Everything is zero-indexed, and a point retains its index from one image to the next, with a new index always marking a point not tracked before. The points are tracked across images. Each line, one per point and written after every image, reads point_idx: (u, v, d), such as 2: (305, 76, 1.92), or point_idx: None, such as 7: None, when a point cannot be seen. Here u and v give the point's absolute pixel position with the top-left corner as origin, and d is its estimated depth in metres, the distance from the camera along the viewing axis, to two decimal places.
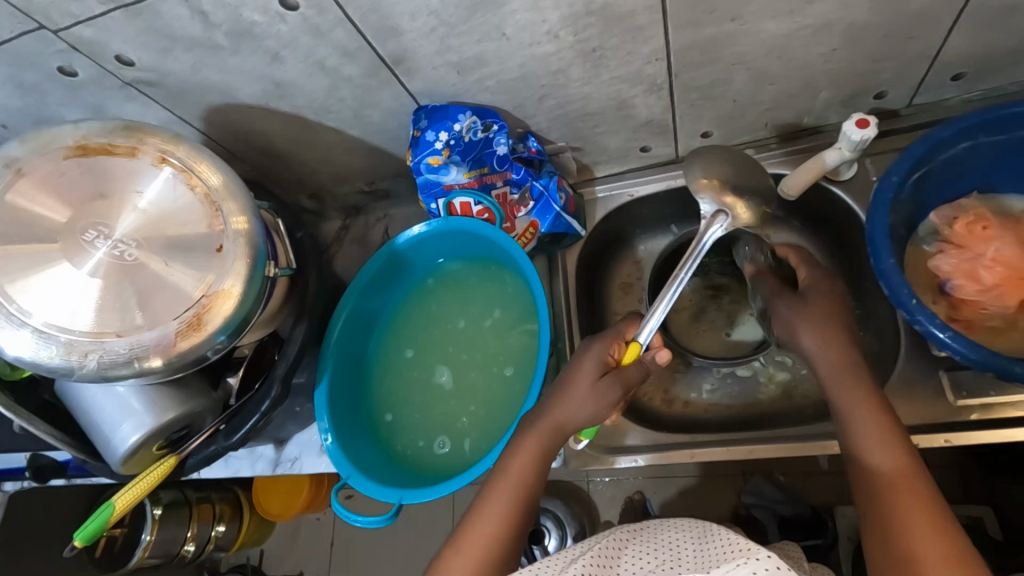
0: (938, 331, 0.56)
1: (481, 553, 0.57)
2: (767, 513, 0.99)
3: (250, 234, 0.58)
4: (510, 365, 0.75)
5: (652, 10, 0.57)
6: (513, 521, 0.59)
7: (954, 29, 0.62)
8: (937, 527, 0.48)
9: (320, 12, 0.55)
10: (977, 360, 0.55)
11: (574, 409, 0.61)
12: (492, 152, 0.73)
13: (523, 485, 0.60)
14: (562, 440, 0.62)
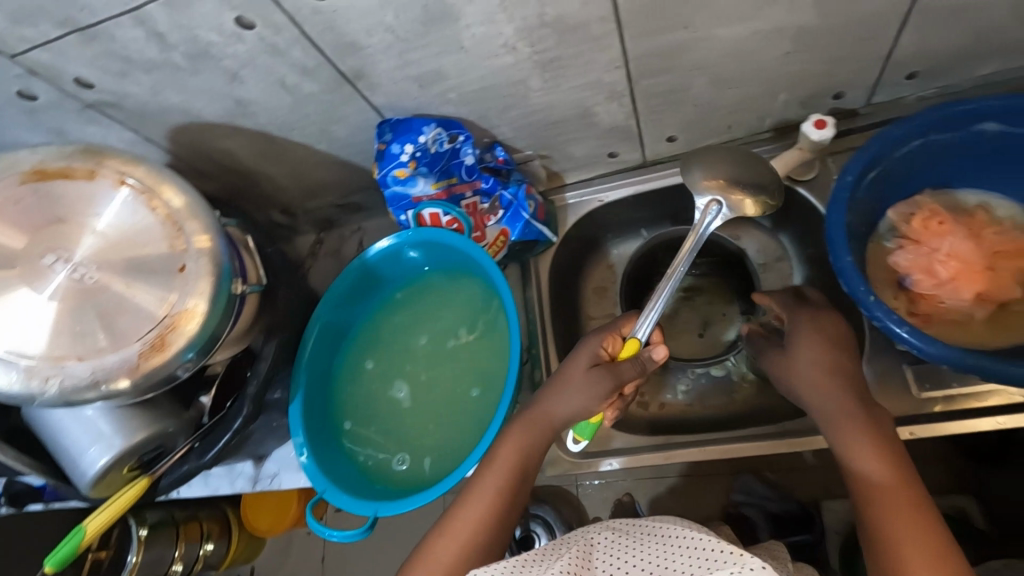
0: (896, 326, 0.57)
1: (463, 539, 0.58)
2: (757, 511, 0.98)
3: (213, 252, 0.58)
4: (475, 387, 0.75)
5: (605, 20, 0.58)
6: (498, 510, 0.59)
7: (902, 31, 0.64)
8: (923, 529, 0.48)
9: (276, 31, 0.56)
10: (938, 353, 0.56)
11: (564, 400, 0.62)
12: (459, 163, 0.74)
13: (504, 480, 0.60)
14: (549, 435, 0.63)
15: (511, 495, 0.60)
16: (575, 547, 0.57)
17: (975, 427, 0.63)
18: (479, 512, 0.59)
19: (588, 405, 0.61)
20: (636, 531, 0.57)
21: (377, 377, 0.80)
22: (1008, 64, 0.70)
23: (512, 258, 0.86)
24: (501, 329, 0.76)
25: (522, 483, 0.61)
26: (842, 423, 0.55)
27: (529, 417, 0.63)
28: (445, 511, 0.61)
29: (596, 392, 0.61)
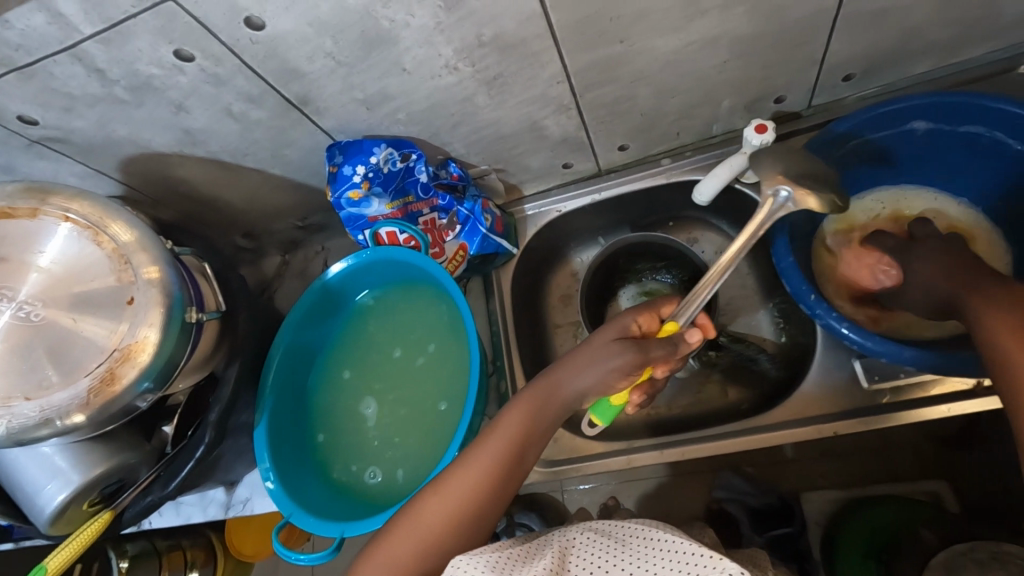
0: (837, 324, 0.59)
1: (458, 499, 0.53)
2: (738, 506, 1.00)
3: (163, 283, 0.58)
4: (443, 400, 0.75)
5: (542, 38, 0.59)
6: (495, 479, 0.55)
7: (833, 36, 0.66)
8: None
9: (216, 62, 0.57)
10: (869, 347, 0.58)
11: (580, 374, 0.59)
12: (414, 180, 0.75)
13: (505, 456, 0.56)
14: (555, 408, 0.59)
15: (510, 473, 0.56)
16: (554, 546, 0.54)
17: (926, 415, 0.65)
18: (475, 480, 0.54)
19: (604, 378, 0.58)
20: (613, 535, 0.54)
21: (342, 397, 0.81)
22: (939, 61, 0.73)
23: (474, 271, 0.87)
24: (460, 344, 0.76)
25: (520, 466, 0.57)
26: (999, 339, 0.47)
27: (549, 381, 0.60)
28: (441, 472, 0.56)
29: (613, 365, 0.58)
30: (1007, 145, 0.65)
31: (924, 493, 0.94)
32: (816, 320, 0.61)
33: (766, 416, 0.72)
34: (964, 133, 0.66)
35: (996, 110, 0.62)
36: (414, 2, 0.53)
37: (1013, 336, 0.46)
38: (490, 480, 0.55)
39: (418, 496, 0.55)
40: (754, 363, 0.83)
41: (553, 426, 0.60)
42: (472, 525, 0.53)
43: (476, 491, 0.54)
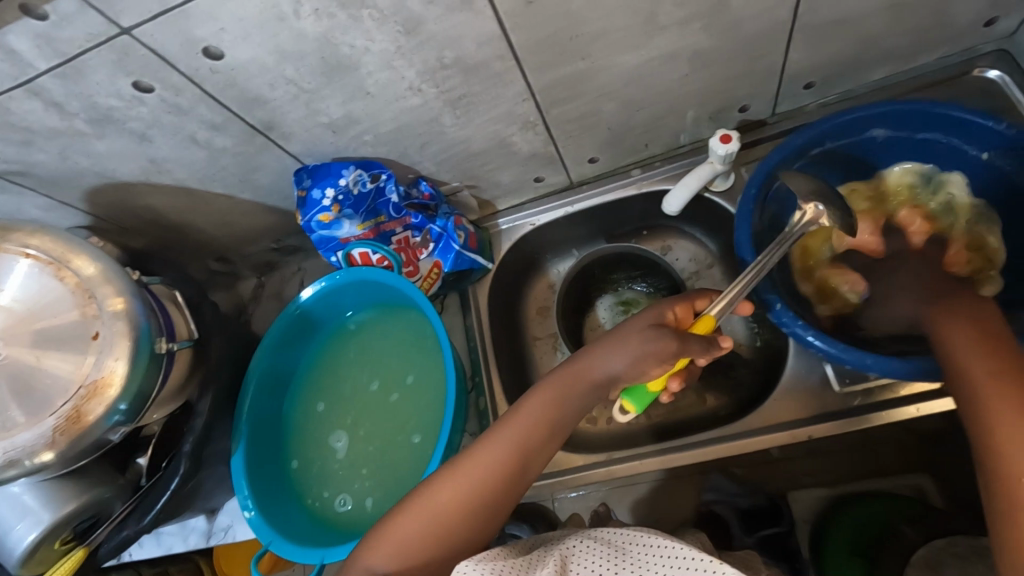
0: (803, 332, 0.61)
1: (472, 481, 0.55)
2: (728, 508, 0.98)
3: (129, 314, 0.58)
4: (416, 432, 0.75)
5: (504, 58, 0.60)
6: (510, 463, 0.56)
7: (792, 47, 0.67)
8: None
9: (177, 92, 0.56)
10: (834, 354, 0.59)
11: (613, 361, 0.58)
12: (385, 201, 0.75)
13: (518, 445, 0.56)
14: (583, 393, 0.59)
15: (523, 463, 0.56)
16: (552, 553, 0.54)
17: (896, 417, 0.66)
18: (486, 468, 0.55)
19: (635, 364, 0.57)
20: (612, 542, 0.55)
21: (317, 423, 0.80)
22: (896, 67, 0.74)
23: (449, 288, 0.87)
24: (437, 372, 0.76)
25: (535, 456, 0.57)
26: (968, 360, 0.49)
27: (580, 367, 0.59)
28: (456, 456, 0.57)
29: (647, 350, 0.56)
30: (964, 151, 0.66)
31: (908, 488, 0.98)
32: (781, 326, 0.62)
33: (743, 422, 0.72)
34: (922, 140, 0.68)
35: (948, 117, 0.64)
36: (373, 27, 0.53)
37: (980, 360, 0.48)
38: (501, 468, 0.55)
39: (430, 478, 0.56)
40: (730, 369, 0.83)
41: (580, 412, 0.59)
42: (479, 513, 0.54)
43: (485, 479, 0.55)
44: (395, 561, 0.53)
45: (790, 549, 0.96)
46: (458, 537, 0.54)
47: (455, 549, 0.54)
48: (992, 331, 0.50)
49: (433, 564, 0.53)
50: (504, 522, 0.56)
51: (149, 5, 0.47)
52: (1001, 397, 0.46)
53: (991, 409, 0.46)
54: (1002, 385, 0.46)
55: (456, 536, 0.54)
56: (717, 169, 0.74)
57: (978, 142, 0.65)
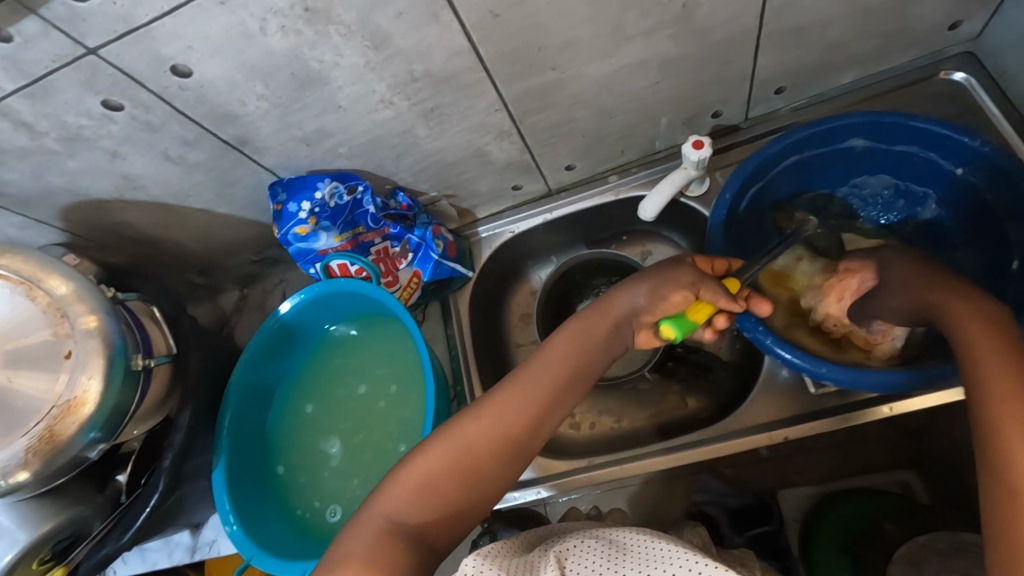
0: (775, 345, 0.62)
1: (498, 420, 0.55)
2: (718, 508, 0.97)
3: (103, 331, 0.58)
4: (401, 443, 0.75)
5: (474, 70, 0.60)
6: (536, 403, 0.56)
7: (760, 54, 0.68)
8: None
9: (146, 109, 0.57)
10: (795, 362, 0.61)
11: (640, 295, 0.61)
12: (363, 212, 0.76)
13: (543, 390, 0.57)
14: (608, 332, 0.61)
15: (548, 407, 0.57)
16: (552, 552, 0.56)
17: (870, 416, 0.66)
18: (513, 411, 0.56)
19: (655, 293, 0.60)
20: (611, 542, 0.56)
21: (302, 435, 0.80)
22: (864, 70, 0.75)
23: (429, 297, 0.87)
24: (418, 380, 0.77)
25: (559, 402, 0.58)
26: (984, 362, 0.46)
27: (609, 307, 0.61)
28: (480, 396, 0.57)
29: (674, 278, 0.60)
30: (940, 166, 0.67)
31: (896, 484, 0.96)
32: (745, 334, 0.64)
33: (723, 425, 0.73)
34: (898, 153, 0.68)
35: (923, 132, 0.65)
36: (340, 43, 0.54)
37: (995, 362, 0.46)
38: (528, 412, 0.56)
39: (453, 418, 0.56)
40: (709, 371, 0.84)
41: (605, 352, 0.61)
42: (504, 455, 0.55)
43: (511, 422, 0.55)
44: (419, 498, 0.52)
45: (777, 548, 0.94)
46: (487, 476, 0.54)
47: (480, 487, 0.54)
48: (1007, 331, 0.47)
49: (456, 504, 0.53)
50: (526, 464, 0.57)
51: (114, 25, 0.47)
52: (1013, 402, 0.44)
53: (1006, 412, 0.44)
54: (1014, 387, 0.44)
55: (480, 479, 0.54)
56: (691, 175, 0.75)
57: (951, 158, 0.65)
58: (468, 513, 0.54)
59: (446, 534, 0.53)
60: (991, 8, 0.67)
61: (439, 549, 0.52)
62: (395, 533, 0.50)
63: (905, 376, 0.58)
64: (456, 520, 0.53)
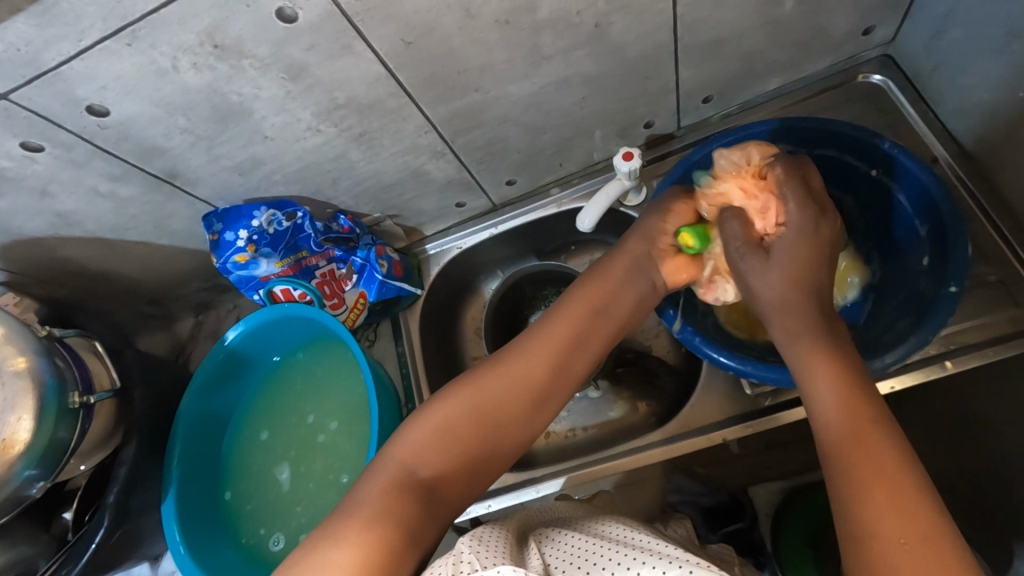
0: (706, 349, 0.63)
1: (519, 378, 0.56)
2: (692, 508, 0.91)
3: (32, 372, 0.62)
4: (345, 473, 0.75)
5: (397, 95, 0.62)
6: (554, 365, 0.57)
7: (680, 67, 0.70)
8: (890, 470, 0.42)
9: (68, 148, 0.58)
10: (723, 362, 0.62)
11: (649, 234, 0.64)
12: (305, 236, 0.77)
13: (561, 349, 0.58)
14: (623, 277, 0.63)
15: (566, 366, 0.58)
16: (531, 544, 0.58)
17: (803, 413, 0.68)
18: (530, 367, 0.56)
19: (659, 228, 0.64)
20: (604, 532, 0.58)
21: (255, 458, 0.81)
22: (789, 76, 0.77)
23: (379, 316, 0.88)
24: (365, 406, 0.77)
25: (573, 364, 0.58)
26: (816, 387, 0.48)
27: (622, 250, 0.64)
28: (497, 353, 0.58)
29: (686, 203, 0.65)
30: (857, 168, 0.69)
31: None
32: (675, 335, 0.65)
33: (664, 429, 0.75)
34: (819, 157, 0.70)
35: (838, 135, 0.67)
36: (257, 76, 0.55)
37: (826, 382, 0.48)
38: (546, 370, 0.57)
39: (469, 374, 0.57)
40: (655, 377, 0.85)
41: (619, 300, 0.62)
42: (523, 411, 0.55)
43: (529, 378, 0.56)
44: (438, 448, 0.52)
45: (750, 543, 0.91)
46: (504, 434, 0.54)
47: (497, 442, 0.54)
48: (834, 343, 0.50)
49: (470, 460, 0.53)
50: (542, 430, 0.57)
51: (23, 69, 0.49)
52: (851, 424, 0.45)
53: (843, 436, 0.45)
54: (849, 411, 0.46)
55: (498, 434, 0.54)
56: (626, 185, 0.76)
57: (869, 160, 0.67)
58: (484, 469, 0.53)
59: (461, 488, 0.52)
60: (901, 12, 0.70)
61: (453, 503, 0.52)
62: (409, 484, 0.50)
63: None
64: (473, 475, 0.53)
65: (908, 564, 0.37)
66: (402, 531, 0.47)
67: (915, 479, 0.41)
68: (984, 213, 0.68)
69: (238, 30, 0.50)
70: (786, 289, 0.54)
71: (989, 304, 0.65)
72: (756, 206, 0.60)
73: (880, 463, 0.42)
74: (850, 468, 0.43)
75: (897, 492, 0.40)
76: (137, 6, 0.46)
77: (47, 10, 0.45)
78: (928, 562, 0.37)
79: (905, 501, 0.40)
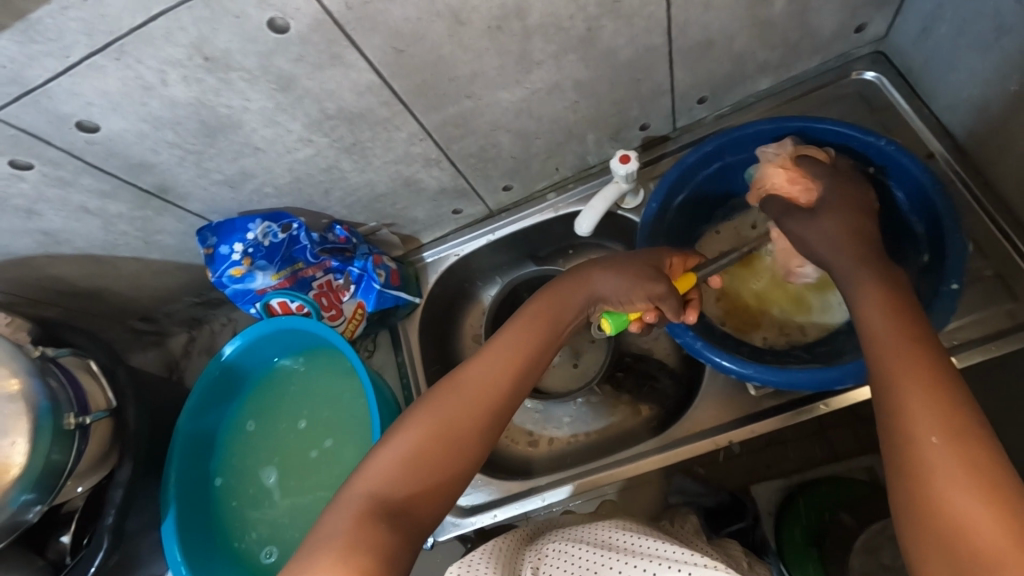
0: (715, 355, 0.62)
1: (472, 400, 0.55)
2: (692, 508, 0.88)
3: (25, 394, 0.61)
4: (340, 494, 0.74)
5: (388, 104, 0.61)
6: (505, 383, 0.56)
7: (672, 68, 0.69)
8: (933, 374, 0.41)
9: (56, 166, 0.57)
10: (726, 365, 0.62)
11: (614, 276, 0.61)
12: (301, 248, 0.75)
13: (516, 363, 0.58)
14: (568, 308, 0.62)
15: (521, 379, 0.57)
16: (529, 558, 0.57)
17: (806, 414, 0.67)
18: (487, 385, 0.56)
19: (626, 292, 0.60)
20: (603, 533, 0.57)
21: (251, 475, 0.80)
22: (780, 75, 0.77)
23: (377, 326, 0.88)
24: (364, 421, 0.76)
25: (523, 379, 0.58)
26: (860, 302, 0.48)
27: (572, 282, 0.63)
28: (448, 375, 0.57)
29: (650, 292, 0.59)
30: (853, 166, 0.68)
31: (862, 470, 0.88)
32: (676, 340, 0.65)
33: (668, 433, 0.74)
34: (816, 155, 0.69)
35: (833, 133, 0.66)
36: (245, 88, 0.54)
37: (877, 307, 0.47)
38: (499, 387, 0.56)
39: (424, 399, 0.55)
40: (656, 380, 0.85)
41: (563, 325, 0.61)
42: (478, 430, 0.54)
43: (483, 397, 0.55)
44: (399, 475, 0.50)
45: (752, 543, 0.86)
46: (464, 452, 0.53)
47: (458, 461, 0.53)
48: (885, 277, 0.49)
49: (433, 481, 0.51)
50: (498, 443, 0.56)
51: (8, 87, 0.48)
52: (894, 329, 0.45)
53: (890, 353, 0.44)
54: (888, 318, 0.46)
55: (459, 452, 0.53)
56: (622, 189, 0.75)
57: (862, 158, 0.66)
58: (448, 489, 0.52)
59: (429, 510, 0.50)
60: (890, 9, 0.70)
61: (425, 525, 0.50)
62: (376, 511, 0.48)
63: (821, 373, 0.59)
64: (437, 496, 0.51)
65: (938, 467, 0.37)
66: (377, 560, 0.45)
67: (958, 391, 0.40)
68: (981, 206, 0.68)
69: (224, 42, 0.49)
70: (837, 235, 0.53)
71: (989, 298, 0.65)
72: (795, 184, 0.59)
73: (925, 373, 0.41)
74: (894, 377, 0.42)
75: (932, 381, 0.41)
76: (123, 21, 0.45)
77: (30, 27, 0.44)
78: (956, 466, 0.37)
79: (947, 408, 0.39)
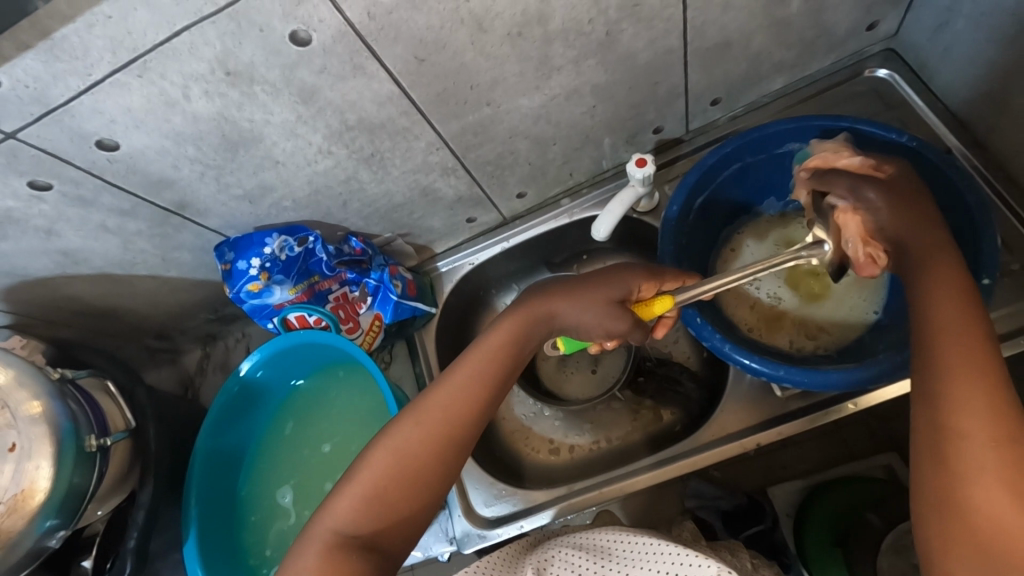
0: (742, 357, 0.61)
1: (436, 426, 0.52)
2: (710, 511, 0.86)
3: (48, 417, 0.60)
4: None
5: (408, 114, 0.61)
6: (472, 401, 0.54)
7: (688, 70, 0.69)
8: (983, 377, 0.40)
9: (76, 185, 0.57)
10: (753, 366, 0.61)
11: (583, 310, 0.58)
12: (317, 261, 0.75)
13: (486, 381, 0.55)
14: (541, 331, 0.58)
15: (488, 403, 0.54)
16: (533, 558, 0.58)
17: (835, 415, 0.67)
18: (450, 409, 0.53)
19: (594, 325, 0.58)
20: (599, 536, 0.57)
21: (273, 490, 0.79)
22: (794, 75, 0.77)
23: (394, 337, 0.87)
24: None
25: (490, 395, 0.55)
26: (925, 282, 0.46)
27: (541, 302, 0.58)
28: (413, 400, 0.54)
29: (612, 328, 0.57)
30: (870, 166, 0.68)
31: (880, 468, 0.86)
32: (702, 342, 0.64)
33: (693, 438, 0.73)
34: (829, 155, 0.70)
35: (856, 132, 0.66)
36: (268, 101, 0.54)
37: (946, 298, 0.45)
38: (465, 408, 0.53)
39: (391, 425, 0.53)
40: (679, 384, 0.84)
41: (530, 344, 0.57)
42: (444, 452, 0.52)
43: (447, 422, 0.53)
44: (365, 511, 0.50)
45: (773, 545, 0.84)
46: (432, 477, 0.52)
47: (428, 487, 0.52)
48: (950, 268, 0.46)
49: (401, 511, 0.51)
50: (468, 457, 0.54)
51: (32, 107, 0.48)
52: (958, 323, 0.43)
53: (950, 360, 0.42)
54: (952, 311, 0.44)
55: (426, 477, 0.51)
56: (639, 192, 0.75)
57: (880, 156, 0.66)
58: (418, 512, 0.51)
59: (398, 539, 0.51)
60: (903, 7, 0.70)
61: (397, 551, 0.51)
62: (342, 548, 0.48)
63: (857, 372, 0.58)
64: (407, 522, 0.51)
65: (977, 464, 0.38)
66: None
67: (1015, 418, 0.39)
68: (1004, 202, 0.68)
69: (249, 56, 0.49)
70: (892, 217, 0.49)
71: (1018, 291, 0.65)
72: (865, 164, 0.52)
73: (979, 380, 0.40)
74: (940, 380, 0.41)
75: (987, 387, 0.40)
76: (149, 37, 0.45)
77: (56, 46, 0.43)
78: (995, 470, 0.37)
79: (997, 420, 0.38)
